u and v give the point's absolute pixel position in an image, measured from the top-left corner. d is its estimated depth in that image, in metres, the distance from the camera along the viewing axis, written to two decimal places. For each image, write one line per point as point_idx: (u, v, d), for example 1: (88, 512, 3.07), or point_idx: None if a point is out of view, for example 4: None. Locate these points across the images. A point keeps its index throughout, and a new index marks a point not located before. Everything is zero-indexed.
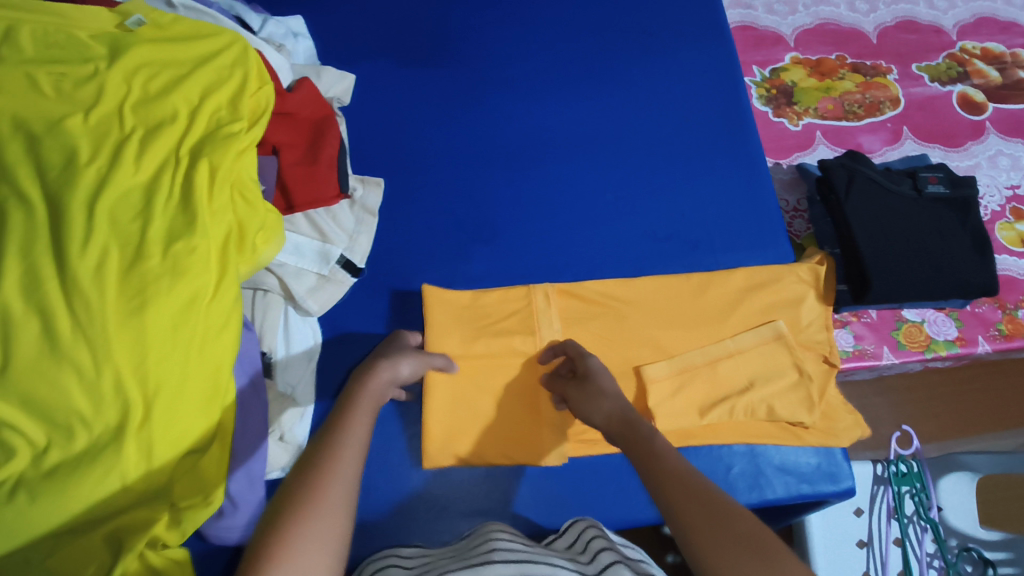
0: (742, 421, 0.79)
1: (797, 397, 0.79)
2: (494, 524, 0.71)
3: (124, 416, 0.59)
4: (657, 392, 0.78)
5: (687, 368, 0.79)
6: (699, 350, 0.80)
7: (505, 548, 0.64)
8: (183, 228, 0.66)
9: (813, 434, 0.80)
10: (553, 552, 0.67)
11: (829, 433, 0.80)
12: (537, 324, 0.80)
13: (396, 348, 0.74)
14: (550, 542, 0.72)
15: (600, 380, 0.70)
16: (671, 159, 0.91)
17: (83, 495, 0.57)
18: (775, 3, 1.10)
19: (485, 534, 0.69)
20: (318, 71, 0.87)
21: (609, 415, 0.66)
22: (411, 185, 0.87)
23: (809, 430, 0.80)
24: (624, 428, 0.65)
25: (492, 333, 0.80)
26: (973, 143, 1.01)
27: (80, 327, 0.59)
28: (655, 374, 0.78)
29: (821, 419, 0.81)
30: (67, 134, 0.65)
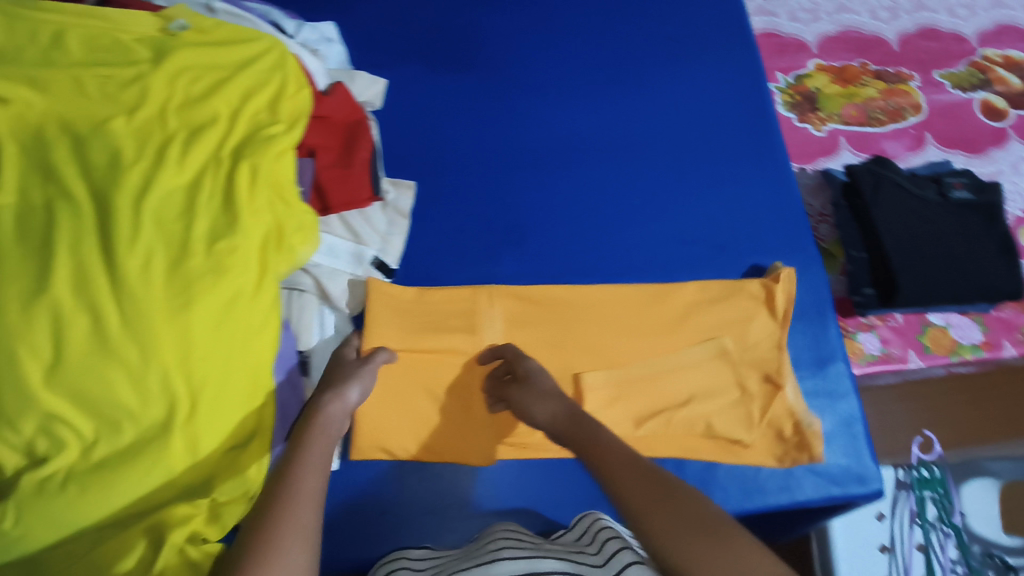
0: (680, 435, 0.79)
1: (736, 416, 0.80)
2: (500, 525, 0.73)
3: (170, 411, 0.61)
4: (593, 400, 0.77)
5: (625, 381, 0.79)
6: (642, 363, 0.80)
7: (513, 546, 0.66)
8: (225, 227, 0.67)
9: (753, 454, 0.79)
10: (560, 546, 0.69)
11: (770, 455, 0.79)
12: (478, 323, 0.80)
13: (340, 366, 0.72)
14: (558, 536, 0.74)
15: (536, 384, 0.71)
16: (697, 164, 0.92)
17: (131, 487, 0.59)
18: (798, 11, 1.12)
19: (492, 533, 0.71)
20: (352, 76, 0.88)
21: (553, 418, 0.67)
22: (442, 188, 0.88)
23: (748, 449, 0.79)
24: (573, 431, 0.65)
25: (435, 332, 0.79)
26: (995, 150, 1.02)
27: (128, 322, 0.60)
28: (594, 381, 0.78)
29: (763, 439, 0.80)
30: (112, 136, 0.67)
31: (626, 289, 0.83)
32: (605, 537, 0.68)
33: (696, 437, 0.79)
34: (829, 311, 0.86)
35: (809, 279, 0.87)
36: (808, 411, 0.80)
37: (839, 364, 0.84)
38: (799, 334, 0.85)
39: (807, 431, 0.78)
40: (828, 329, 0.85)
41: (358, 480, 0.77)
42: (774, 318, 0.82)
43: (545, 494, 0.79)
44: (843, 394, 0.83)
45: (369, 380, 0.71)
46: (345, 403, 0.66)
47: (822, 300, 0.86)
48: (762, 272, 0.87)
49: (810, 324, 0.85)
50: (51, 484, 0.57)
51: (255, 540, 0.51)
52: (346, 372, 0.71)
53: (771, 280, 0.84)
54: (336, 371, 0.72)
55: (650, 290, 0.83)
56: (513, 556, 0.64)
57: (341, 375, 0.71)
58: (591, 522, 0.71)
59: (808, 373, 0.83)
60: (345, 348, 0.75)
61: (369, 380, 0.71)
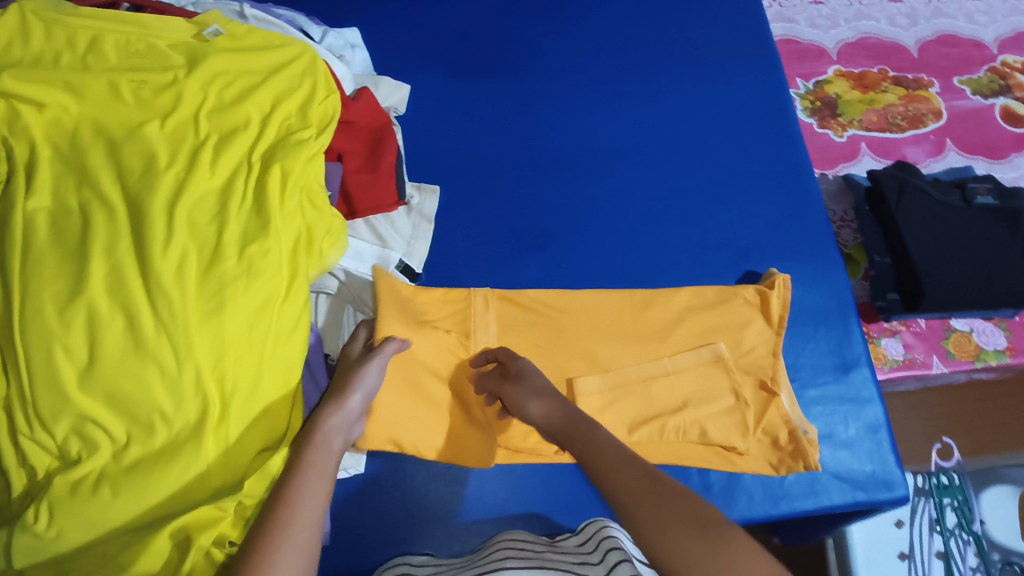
0: (673, 442, 0.79)
1: (731, 422, 0.78)
2: (505, 533, 0.73)
3: (202, 413, 0.61)
4: (588, 403, 0.77)
5: (619, 384, 0.78)
6: (635, 367, 0.79)
7: (516, 558, 0.66)
8: (256, 230, 0.68)
9: (748, 462, 0.78)
10: (564, 554, 0.69)
11: (765, 463, 0.78)
12: (472, 327, 0.80)
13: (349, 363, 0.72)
14: (563, 540, 0.73)
15: (524, 383, 0.71)
16: (719, 169, 0.92)
17: (163, 489, 0.58)
18: (817, 18, 1.12)
19: (495, 543, 0.71)
20: (376, 81, 0.89)
21: (547, 417, 0.68)
22: (467, 192, 0.88)
23: (743, 456, 0.79)
24: (568, 430, 0.66)
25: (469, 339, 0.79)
26: (1017, 156, 1.02)
27: (162, 324, 0.61)
28: (587, 386, 0.77)
29: (758, 447, 0.79)
30: (146, 141, 0.68)
31: (652, 293, 0.84)
32: (605, 541, 0.68)
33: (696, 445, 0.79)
34: (852, 315, 0.87)
35: (833, 284, 0.87)
36: (803, 419, 0.79)
37: (863, 369, 0.84)
38: (822, 338, 0.85)
39: (802, 439, 0.77)
40: (852, 333, 0.85)
41: (385, 481, 0.77)
42: (769, 324, 0.83)
43: (568, 498, 0.79)
44: (867, 399, 0.83)
45: (376, 376, 0.69)
46: (351, 405, 0.67)
47: (846, 304, 0.87)
48: (758, 278, 0.87)
49: (833, 330, 0.85)
50: (85, 485, 0.57)
51: (256, 539, 0.54)
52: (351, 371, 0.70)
53: (766, 286, 0.84)
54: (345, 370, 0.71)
55: (675, 295, 0.84)
56: (516, 568, 0.65)
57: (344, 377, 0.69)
58: (597, 528, 0.71)
59: (831, 378, 0.83)
60: (353, 343, 0.74)
61: (378, 377, 0.70)
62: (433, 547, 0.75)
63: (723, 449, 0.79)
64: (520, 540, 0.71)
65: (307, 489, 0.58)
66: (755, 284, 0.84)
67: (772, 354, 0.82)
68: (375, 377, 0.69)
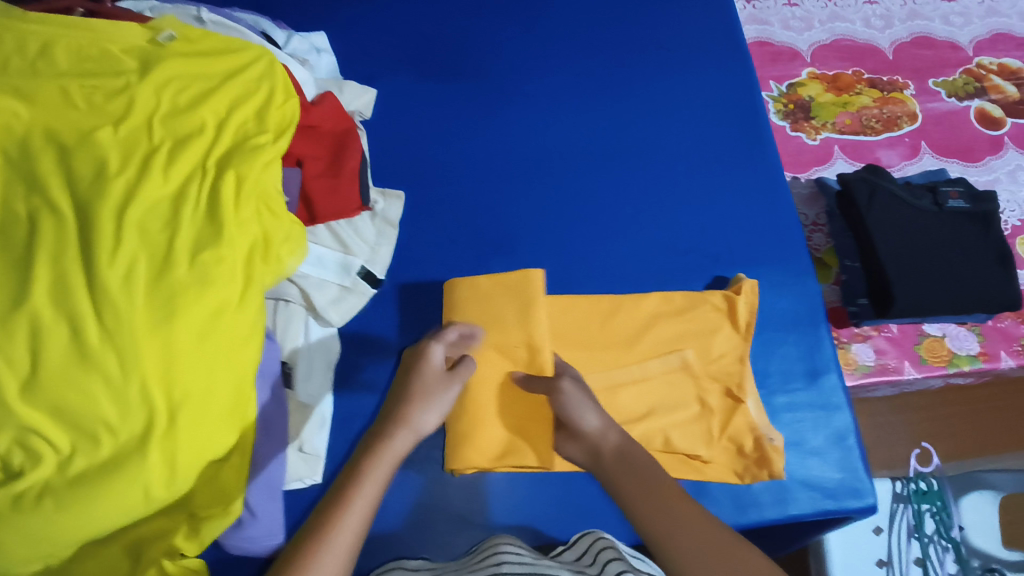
0: None
1: (696, 431, 0.78)
2: (500, 537, 0.70)
3: (149, 424, 0.60)
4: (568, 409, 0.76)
5: None
6: (600, 374, 0.79)
7: (512, 561, 0.64)
8: (210, 237, 0.67)
9: (713, 469, 0.77)
10: (561, 566, 0.67)
11: (731, 472, 0.78)
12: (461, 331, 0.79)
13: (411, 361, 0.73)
14: (558, 554, 0.71)
15: (581, 390, 0.73)
16: (690, 173, 0.91)
17: (108, 502, 0.58)
18: (791, 20, 1.11)
19: (492, 546, 0.68)
20: (341, 85, 0.88)
21: (603, 433, 0.69)
22: (432, 198, 0.88)
23: (709, 464, 0.78)
24: (620, 458, 0.67)
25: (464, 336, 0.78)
26: (992, 158, 1.01)
27: (108, 334, 0.59)
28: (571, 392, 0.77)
29: (725, 455, 0.78)
30: (98, 146, 0.66)
31: (618, 300, 0.83)
32: (604, 554, 0.66)
33: (660, 453, 0.78)
34: (821, 320, 0.86)
35: (802, 289, 0.86)
36: (770, 426, 0.78)
37: (832, 375, 0.83)
38: (792, 344, 0.84)
39: (768, 447, 0.76)
40: (822, 338, 0.84)
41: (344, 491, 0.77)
42: (738, 331, 0.82)
43: (530, 509, 0.78)
44: (837, 406, 0.82)
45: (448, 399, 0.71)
46: (421, 424, 0.68)
47: (815, 309, 0.86)
48: (727, 283, 0.86)
49: (803, 335, 0.84)
50: (28, 499, 0.56)
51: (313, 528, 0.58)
52: (417, 372, 0.71)
53: (733, 292, 0.83)
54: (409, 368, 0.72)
55: (643, 301, 0.83)
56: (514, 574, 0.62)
57: (422, 388, 0.70)
58: (593, 541, 0.70)
59: (801, 385, 0.82)
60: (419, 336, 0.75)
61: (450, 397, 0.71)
62: (393, 558, 0.75)
63: (689, 458, 0.78)
64: (516, 546, 0.69)
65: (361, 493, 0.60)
66: (723, 289, 0.83)
67: (740, 360, 0.81)
68: (450, 396, 0.71)
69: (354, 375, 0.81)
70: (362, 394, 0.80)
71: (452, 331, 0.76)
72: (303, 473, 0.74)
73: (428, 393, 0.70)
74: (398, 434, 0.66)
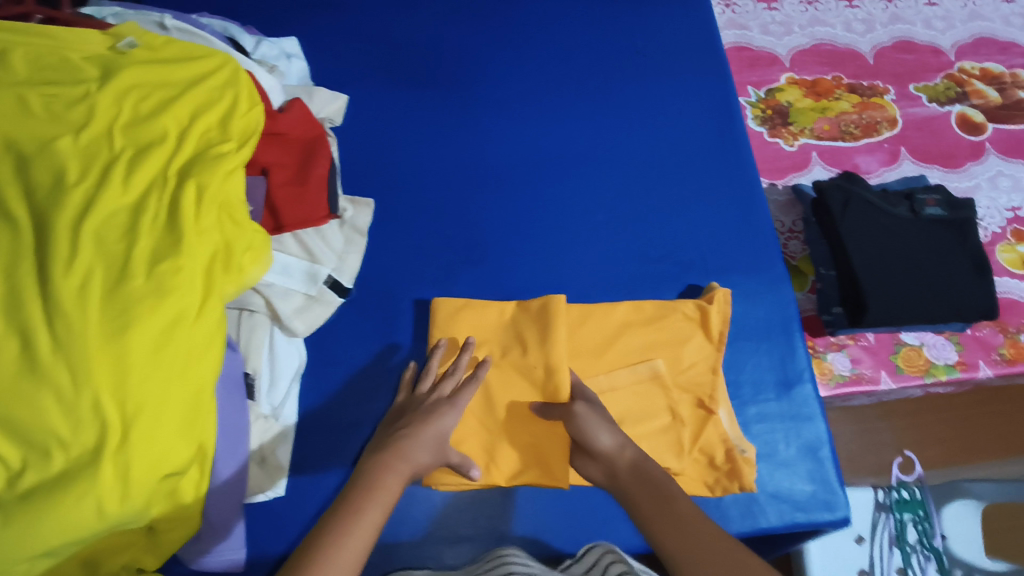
0: None
1: (665, 441, 0.77)
2: (507, 548, 0.71)
3: (101, 438, 0.58)
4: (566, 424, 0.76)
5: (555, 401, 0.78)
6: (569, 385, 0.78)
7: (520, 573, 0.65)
8: (168, 248, 0.65)
9: (684, 482, 0.76)
10: None
11: (702, 483, 0.77)
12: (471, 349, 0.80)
13: (434, 403, 0.72)
14: (565, 567, 0.71)
15: (599, 407, 0.73)
16: (665, 179, 0.90)
17: (57, 520, 0.55)
18: (770, 24, 1.13)
19: (499, 556, 0.69)
20: (310, 93, 0.87)
21: (619, 449, 0.69)
22: (402, 206, 0.87)
23: (678, 477, 0.77)
24: (637, 474, 0.67)
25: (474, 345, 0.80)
26: (972, 164, 1.04)
27: (60, 347, 0.58)
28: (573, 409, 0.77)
29: (694, 467, 0.77)
30: (56, 155, 0.64)
31: (588, 308, 0.82)
32: (612, 567, 0.66)
33: None
34: (795, 329, 0.85)
35: (776, 297, 0.85)
36: (741, 437, 0.77)
37: (805, 385, 0.82)
38: (765, 354, 0.83)
39: (738, 458, 0.76)
40: (795, 348, 0.83)
41: (307, 504, 0.76)
42: (710, 340, 0.81)
43: (499, 521, 0.77)
44: (808, 418, 0.81)
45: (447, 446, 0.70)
46: (423, 461, 0.67)
47: (789, 318, 0.85)
48: (700, 292, 0.85)
49: (776, 345, 0.83)
50: None
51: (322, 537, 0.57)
52: (440, 421, 0.70)
53: (705, 301, 0.82)
54: (428, 409, 0.71)
55: (613, 310, 0.82)
56: None
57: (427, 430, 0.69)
58: (603, 550, 0.70)
59: (773, 396, 0.81)
60: (444, 384, 0.74)
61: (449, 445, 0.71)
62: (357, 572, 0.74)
63: None
64: (522, 558, 0.69)
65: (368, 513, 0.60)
66: (695, 298, 0.82)
67: (712, 371, 0.80)
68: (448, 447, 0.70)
69: (321, 385, 0.80)
70: (330, 404, 0.79)
71: (481, 377, 0.74)
72: (263, 486, 0.74)
73: (432, 435, 0.69)
74: (401, 459, 0.65)
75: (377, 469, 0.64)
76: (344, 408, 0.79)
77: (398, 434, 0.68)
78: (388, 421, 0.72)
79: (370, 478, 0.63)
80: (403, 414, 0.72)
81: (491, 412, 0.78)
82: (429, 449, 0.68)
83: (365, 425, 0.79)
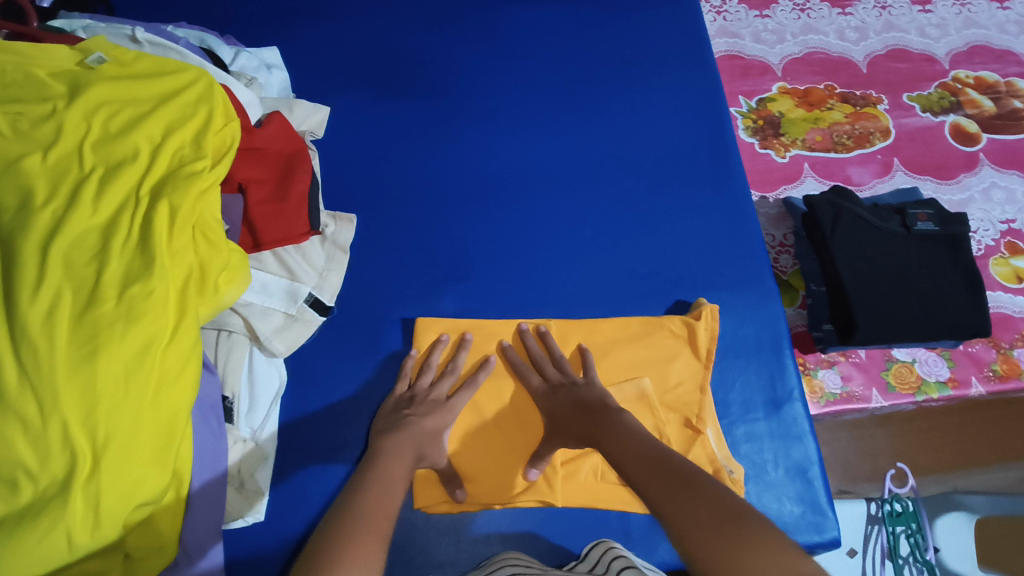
0: (591, 483, 0.76)
1: None
2: (509, 553, 0.69)
3: (71, 469, 0.53)
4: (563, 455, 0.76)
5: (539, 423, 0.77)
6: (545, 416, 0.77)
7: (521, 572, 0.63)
8: (140, 270, 0.61)
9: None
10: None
11: None
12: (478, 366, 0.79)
13: (437, 400, 0.74)
14: (571, 567, 0.68)
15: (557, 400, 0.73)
16: (653, 191, 0.89)
17: (24, 557, 0.51)
18: (763, 32, 1.12)
19: (501, 560, 0.67)
20: (291, 105, 0.86)
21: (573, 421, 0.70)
22: (386, 220, 0.85)
23: None
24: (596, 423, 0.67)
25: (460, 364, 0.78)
26: (966, 175, 1.03)
27: (26, 375, 0.54)
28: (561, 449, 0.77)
29: None
30: (24, 175, 0.62)
31: (574, 326, 0.81)
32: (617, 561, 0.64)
33: (611, 485, 0.76)
34: (785, 346, 0.83)
35: (764, 314, 0.84)
36: (730, 457, 0.76)
37: (795, 404, 0.81)
38: (754, 372, 0.81)
39: (726, 480, 0.74)
40: (785, 366, 0.82)
41: (285, 528, 0.73)
42: (698, 357, 0.79)
43: (481, 546, 0.74)
44: (798, 436, 0.80)
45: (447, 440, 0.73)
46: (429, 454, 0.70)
47: (778, 334, 0.83)
48: (688, 308, 0.84)
49: (765, 363, 0.82)
50: None
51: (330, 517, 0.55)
52: (444, 417, 0.73)
53: (693, 317, 0.81)
54: (431, 404, 0.73)
55: (600, 326, 0.81)
56: None
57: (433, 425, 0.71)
58: (605, 551, 0.67)
59: (761, 415, 0.80)
60: (444, 381, 0.76)
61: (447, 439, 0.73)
62: None
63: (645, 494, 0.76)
64: (523, 560, 0.67)
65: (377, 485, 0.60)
66: (683, 315, 0.81)
67: (699, 389, 0.79)
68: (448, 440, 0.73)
69: (301, 406, 0.78)
70: (309, 426, 0.77)
71: (482, 378, 0.77)
72: (242, 511, 0.71)
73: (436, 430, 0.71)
74: (407, 451, 0.66)
75: (387, 454, 0.65)
76: (326, 429, 0.77)
77: (405, 422, 0.70)
78: (388, 410, 0.73)
79: (376, 466, 0.63)
80: (404, 406, 0.73)
81: (477, 432, 0.76)
82: (433, 443, 0.70)
83: (347, 447, 0.77)
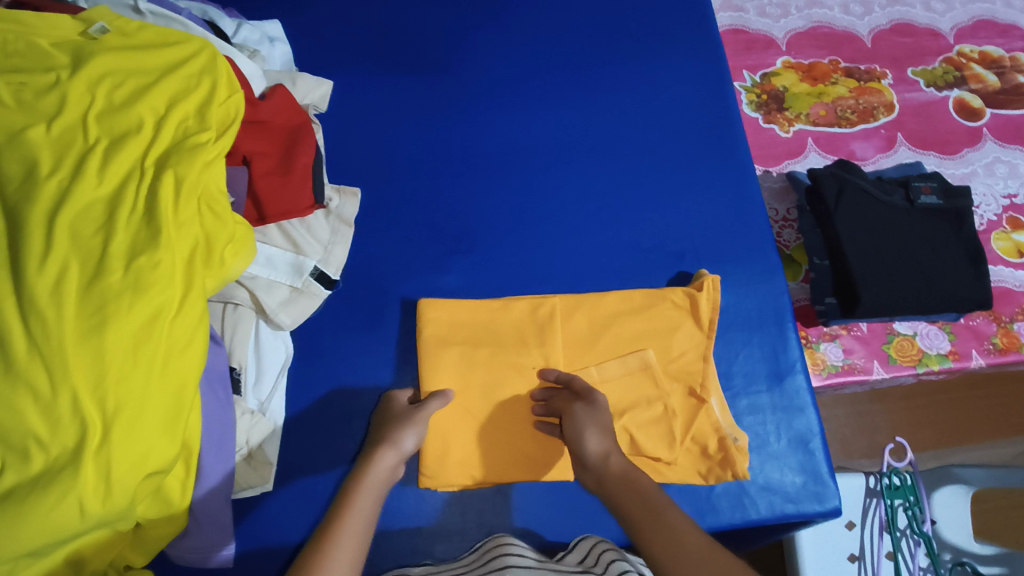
0: None
1: (658, 433, 0.76)
2: (505, 536, 0.70)
3: (82, 437, 0.54)
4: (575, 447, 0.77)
5: None
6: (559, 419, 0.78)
7: (518, 565, 0.64)
8: (146, 241, 0.61)
9: (676, 471, 0.76)
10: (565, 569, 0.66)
11: (694, 473, 0.76)
12: (483, 339, 0.79)
13: (406, 412, 0.72)
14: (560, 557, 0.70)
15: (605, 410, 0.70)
16: (657, 165, 0.89)
17: (35, 522, 0.51)
18: (767, 6, 1.11)
19: (500, 545, 0.68)
20: (294, 78, 0.85)
21: (604, 458, 0.66)
22: (391, 195, 0.85)
23: (671, 467, 0.76)
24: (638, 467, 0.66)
25: (467, 338, 0.79)
26: (969, 150, 1.03)
27: (35, 344, 0.54)
28: None
29: (687, 456, 0.77)
30: (28, 146, 0.61)
31: (578, 298, 0.81)
32: (606, 555, 0.66)
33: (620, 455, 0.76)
34: (787, 319, 0.84)
35: (767, 287, 0.85)
36: (734, 426, 0.77)
37: (797, 377, 0.81)
38: (757, 345, 0.82)
39: (730, 447, 0.75)
40: (787, 339, 0.83)
41: (292, 499, 0.74)
42: (700, 328, 0.80)
43: (487, 515, 0.75)
44: (799, 409, 0.80)
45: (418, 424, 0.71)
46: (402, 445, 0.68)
47: (781, 308, 0.84)
48: (689, 281, 0.84)
49: (767, 336, 0.83)
50: None
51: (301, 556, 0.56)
52: (412, 424, 0.70)
53: (695, 289, 0.81)
54: (400, 418, 0.71)
55: (603, 299, 0.81)
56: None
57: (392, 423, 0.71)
58: (592, 546, 0.69)
59: (764, 387, 0.81)
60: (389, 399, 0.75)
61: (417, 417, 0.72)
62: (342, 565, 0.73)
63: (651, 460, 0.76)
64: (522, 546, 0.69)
65: (344, 533, 0.57)
66: (686, 286, 0.81)
67: (703, 359, 0.79)
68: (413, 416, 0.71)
69: (309, 378, 0.78)
70: (316, 398, 0.78)
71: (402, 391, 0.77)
72: (251, 481, 0.72)
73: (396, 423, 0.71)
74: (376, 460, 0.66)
75: (358, 487, 0.62)
76: (333, 400, 0.78)
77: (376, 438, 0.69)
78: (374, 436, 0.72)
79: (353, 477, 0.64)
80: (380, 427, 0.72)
81: (482, 403, 0.77)
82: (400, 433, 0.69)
83: (355, 418, 0.77)
